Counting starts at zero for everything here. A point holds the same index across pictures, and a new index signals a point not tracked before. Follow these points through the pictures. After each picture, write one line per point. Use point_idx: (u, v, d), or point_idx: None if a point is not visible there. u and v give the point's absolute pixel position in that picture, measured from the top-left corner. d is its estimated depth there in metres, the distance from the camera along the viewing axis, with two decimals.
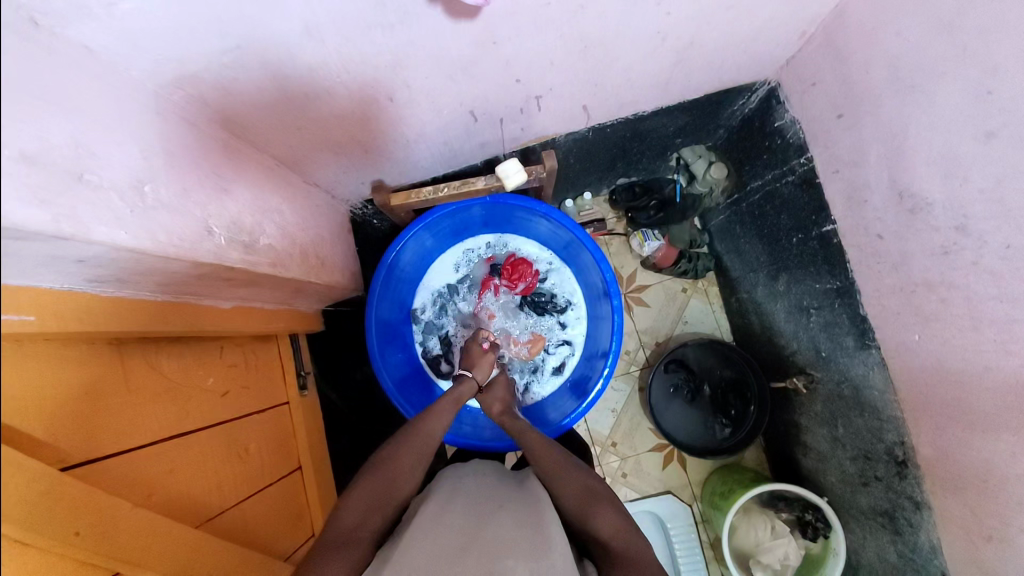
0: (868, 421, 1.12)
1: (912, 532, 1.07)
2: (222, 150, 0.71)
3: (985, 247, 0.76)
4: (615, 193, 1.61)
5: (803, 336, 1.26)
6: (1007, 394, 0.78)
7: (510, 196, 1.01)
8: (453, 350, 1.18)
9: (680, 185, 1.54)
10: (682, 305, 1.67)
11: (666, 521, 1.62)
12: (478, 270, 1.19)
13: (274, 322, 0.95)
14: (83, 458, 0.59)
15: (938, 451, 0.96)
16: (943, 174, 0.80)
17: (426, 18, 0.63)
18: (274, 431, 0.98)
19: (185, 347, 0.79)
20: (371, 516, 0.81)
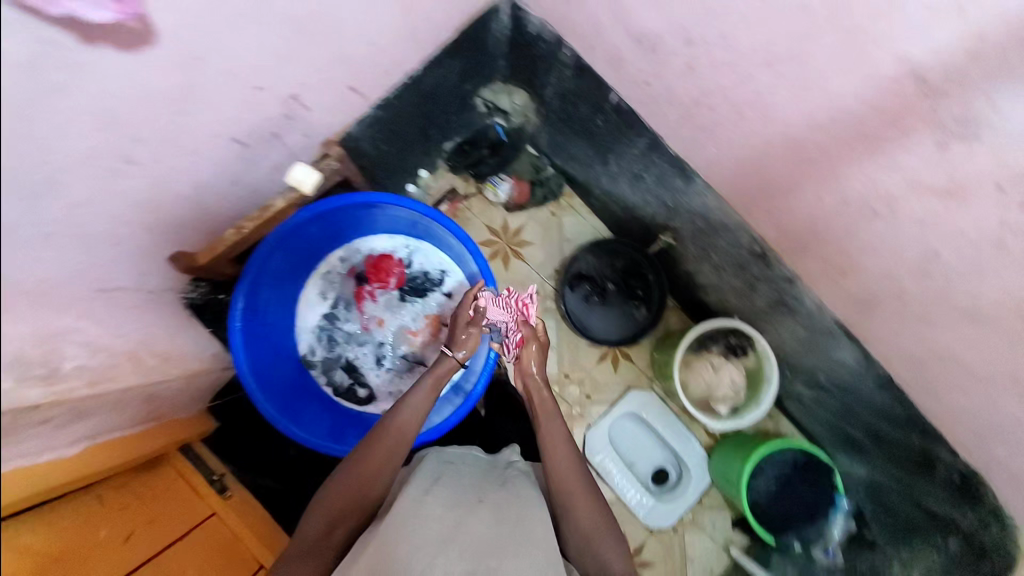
0: (725, 237, 1.26)
1: (799, 303, 1.23)
2: None
3: (712, 47, 0.89)
4: (450, 160, 1.68)
5: (649, 198, 1.38)
6: (795, 149, 0.94)
7: (322, 202, 0.98)
8: (362, 372, 1.14)
9: (502, 127, 1.64)
10: (559, 228, 1.77)
11: (641, 411, 1.76)
12: (345, 287, 1.16)
13: (141, 443, 0.89)
14: None
15: (778, 229, 1.13)
16: (653, 6, 0.92)
17: (102, 63, 0.60)
18: (215, 543, 0.92)
19: (57, 508, 0.70)
20: (336, 526, 0.87)
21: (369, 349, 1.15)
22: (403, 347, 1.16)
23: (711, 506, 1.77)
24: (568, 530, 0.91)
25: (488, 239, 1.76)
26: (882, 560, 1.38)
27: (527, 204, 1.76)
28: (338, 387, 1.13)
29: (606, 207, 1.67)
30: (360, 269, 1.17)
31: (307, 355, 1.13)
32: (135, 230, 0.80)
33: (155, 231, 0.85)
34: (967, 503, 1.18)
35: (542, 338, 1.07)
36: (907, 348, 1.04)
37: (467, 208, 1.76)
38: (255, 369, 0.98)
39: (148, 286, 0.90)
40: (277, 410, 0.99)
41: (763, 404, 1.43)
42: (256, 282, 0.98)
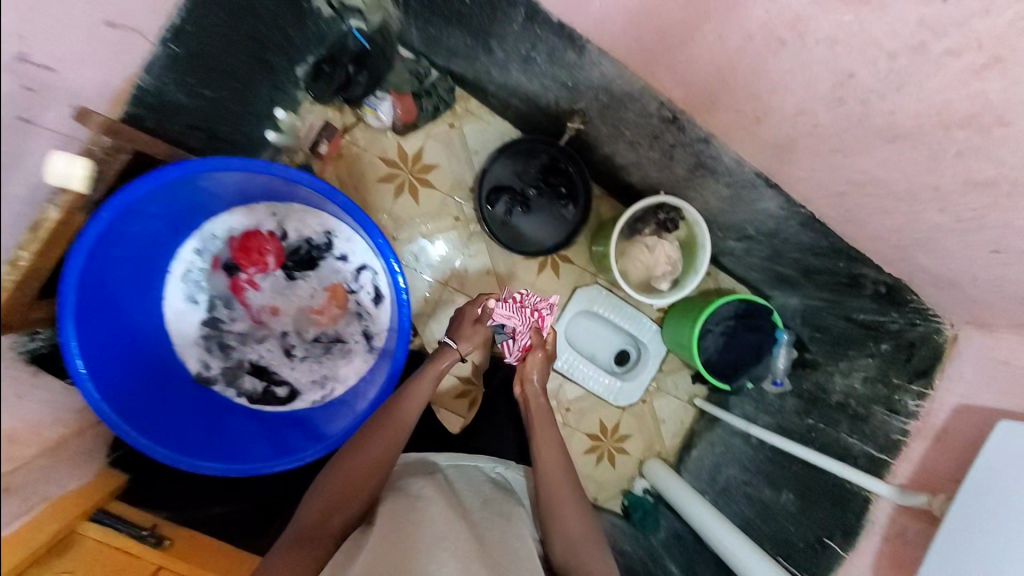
0: (633, 108, 1.15)
1: (717, 162, 1.16)
2: None
3: None
4: (311, 89, 1.41)
5: (547, 82, 1.21)
6: None
7: (123, 196, 0.83)
8: (272, 372, 1.08)
9: (362, 31, 1.36)
10: (462, 140, 1.58)
11: (590, 304, 1.76)
12: (217, 282, 1.07)
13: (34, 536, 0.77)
14: None
15: (684, 84, 1.02)
16: None
17: None
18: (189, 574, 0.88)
19: None
20: (336, 512, 0.90)
21: (270, 345, 1.09)
22: (309, 330, 1.11)
23: (671, 372, 1.88)
24: (555, 539, 0.97)
25: (387, 172, 1.56)
26: (826, 377, 1.48)
27: (418, 122, 1.53)
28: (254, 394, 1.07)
29: (507, 104, 1.49)
30: (227, 259, 1.08)
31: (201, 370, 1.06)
32: None
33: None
34: (893, 306, 1.24)
35: (546, 350, 1.16)
36: (829, 182, 0.99)
37: (353, 142, 1.53)
38: (139, 400, 0.94)
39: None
40: (176, 440, 0.95)
41: (700, 267, 1.43)
42: (105, 306, 0.90)
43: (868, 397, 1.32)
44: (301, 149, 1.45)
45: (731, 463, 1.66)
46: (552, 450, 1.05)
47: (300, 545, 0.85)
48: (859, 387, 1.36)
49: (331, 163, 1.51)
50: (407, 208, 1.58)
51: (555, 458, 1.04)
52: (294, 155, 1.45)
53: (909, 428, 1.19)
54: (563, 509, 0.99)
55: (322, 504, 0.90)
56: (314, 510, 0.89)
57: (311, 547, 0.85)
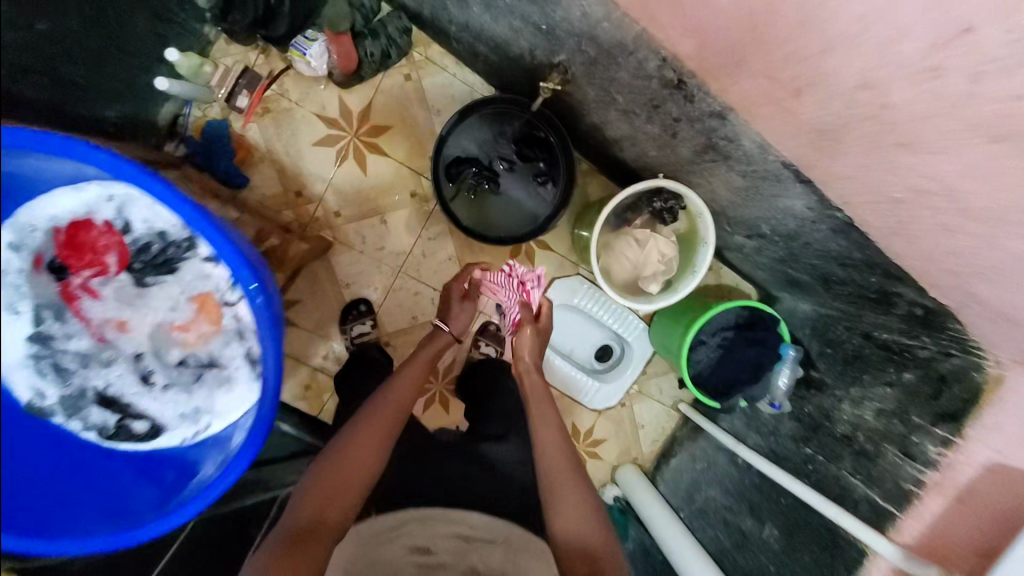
0: (627, 66, 0.87)
1: (733, 146, 0.89)
2: None
3: None
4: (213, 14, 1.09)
5: (519, 22, 0.95)
6: None
7: None
8: (129, 407, 0.80)
9: None
10: (420, 96, 1.29)
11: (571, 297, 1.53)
12: (41, 288, 0.75)
13: None
14: None
15: (697, 32, 0.73)
16: None
17: None
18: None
19: None
20: (328, 511, 0.86)
21: (123, 369, 0.80)
22: (172, 349, 0.81)
23: (656, 375, 1.68)
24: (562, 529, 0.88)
25: (327, 133, 1.27)
26: (832, 402, 1.27)
27: (363, 72, 1.21)
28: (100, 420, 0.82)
29: (474, 52, 1.19)
30: (53, 257, 0.75)
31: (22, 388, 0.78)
32: None
33: None
34: (924, 329, 0.99)
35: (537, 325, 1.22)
36: (880, 186, 0.74)
37: (282, 95, 1.23)
38: None
39: None
40: None
41: (700, 267, 1.18)
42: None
43: (881, 432, 1.11)
44: (218, 101, 1.19)
45: (712, 483, 1.50)
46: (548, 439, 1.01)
47: (300, 542, 0.81)
48: (871, 419, 1.15)
49: (255, 119, 1.22)
50: (352, 180, 1.31)
51: (552, 444, 1.00)
52: (208, 109, 1.19)
53: (924, 478, 0.95)
54: (564, 493, 0.92)
55: (312, 506, 0.86)
56: (306, 511, 0.86)
57: (304, 547, 0.80)
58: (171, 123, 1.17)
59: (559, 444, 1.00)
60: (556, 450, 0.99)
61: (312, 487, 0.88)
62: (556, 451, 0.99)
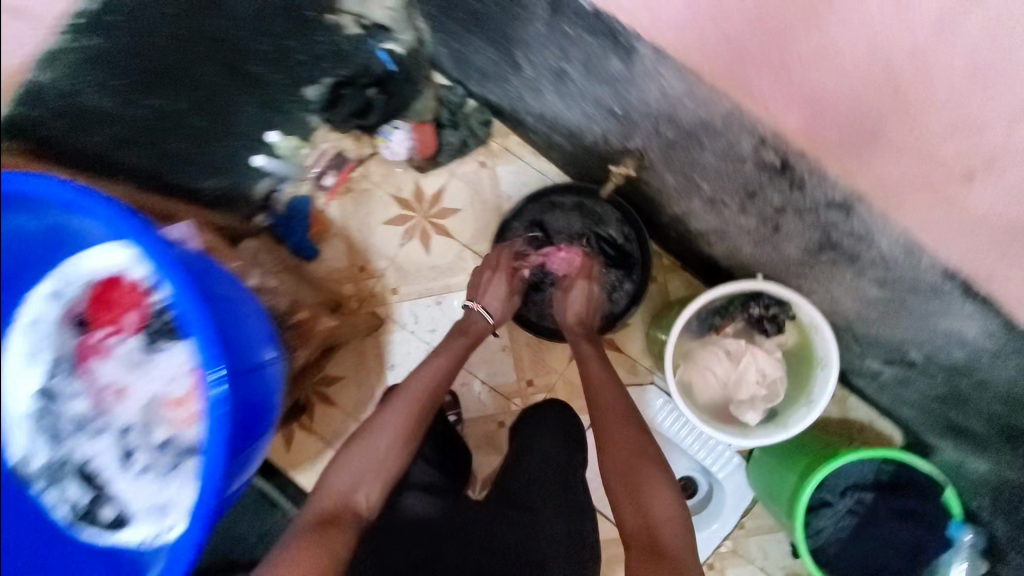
0: (714, 149, 0.71)
1: (864, 246, 0.68)
2: None
3: None
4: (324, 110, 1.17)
5: (589, 107, 0.85)
6: None
7: None
8: (101, 483, 0.66)
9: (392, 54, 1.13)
10: (492, 183, 1.26)
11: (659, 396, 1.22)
12: (62, 342, 0.67)
13: None
14: None
15: (807, 109, 0.57)
16: None
17: None
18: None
19: None
20: (354, 498, 0.80)
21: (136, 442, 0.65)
22: (156, 433, 0.65)
23: (760, 533, 1.25)
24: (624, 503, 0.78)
25: (397, 214, 1.28)
26: None
27: (441, 158, 1.25)
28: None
29: (548, 140, 1.13)
30: (82, 312, 0.68)
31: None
32: None
33: None
34: None
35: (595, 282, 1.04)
36: None
37: (366, 176, 1.29)
38: None
39: None
40: None
41: (818, 399, 0.89)
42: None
43: None
44: (307, 178, 1.25)
45: None
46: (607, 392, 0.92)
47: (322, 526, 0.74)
48: None
49: (338, 197, 1.29)
50: (414, 259, 1.28)
51: (611, 390, 0.92)
52: (299, 185, 1.25)
53: None
54: (645, 455, 0.82)
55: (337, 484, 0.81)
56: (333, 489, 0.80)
57: (325, 543, 0.72)
58: (266, 196, 1.22)
59: (619, 408, 0.89)
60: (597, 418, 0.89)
61: (341, 468, 0.82)
62: (617, 410, 0.89)
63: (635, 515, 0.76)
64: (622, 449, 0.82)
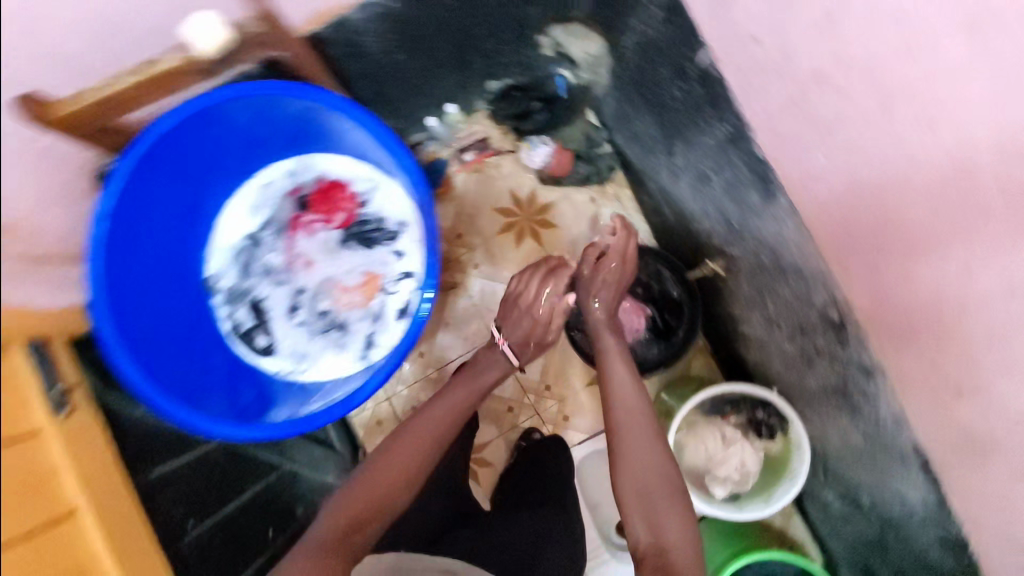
0: (794, 287, 0.91)
1: (869, 406, 0.88)
2: None
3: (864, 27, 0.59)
4: (492, 104, 1.37)
5: (711, 209, 1.04)
6: (944, 192, 0.60)
7: (248, 83, 0.68)
8: (268, 318, 0.86)
9: (567, 81, 1.32)
10: (595, 214, 1.47)
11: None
12: (282, 208, 0.87)
13: None
14: None
15: (876, 296, 0.76)
16: None
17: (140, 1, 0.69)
18: (37, 544, 0.79)
19: None
20: (357, 533, 0.83)
21: (307, 302, 0.87)
22: (324, 303, 0.87)
23: None
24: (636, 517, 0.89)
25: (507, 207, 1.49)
26: None
27: (563, 180, 1.46)
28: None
29: (658, 209, 1.33)
30: (306, 194, 0.88)
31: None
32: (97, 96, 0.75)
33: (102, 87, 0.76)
34: None
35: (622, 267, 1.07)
36: None
37: (496, 165, 1.49)
38: (141, 281, 0.75)
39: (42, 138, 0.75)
40: (141, 334, 0.73)
41: (774, 503, 1.08)
42: (180, 173, 0.77)
43: None
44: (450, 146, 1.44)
45: None
46: (620, 385, 0.99)
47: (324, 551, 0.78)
48: None
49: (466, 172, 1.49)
50: (503, 248, 1.48)
51: (626, 380, 1.00)
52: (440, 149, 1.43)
53: None
54: (644, 444, 0.94)
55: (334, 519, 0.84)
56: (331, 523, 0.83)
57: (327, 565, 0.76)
58: (414, 146, 1.41)
59: (627, 403, 0.97)
60: (615, 448, 0.95)
61: (342, 503, 0.86)
62: (629, 402, 0.97)
63: (648, 531, 0.87)
64: (639, 479, 0.91)
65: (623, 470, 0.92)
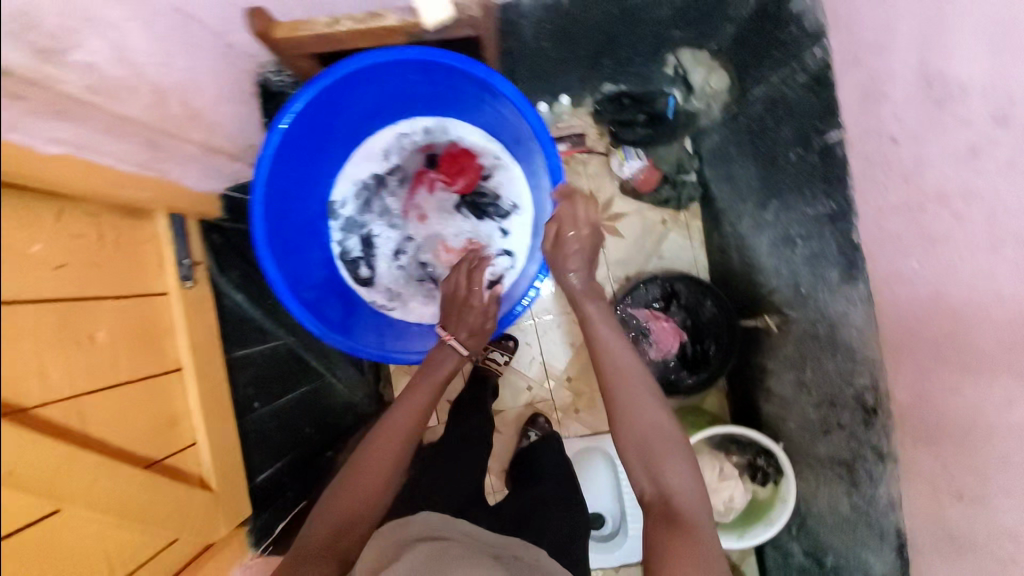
0: (840, 363, 1.00)
1: (870, 485, 0.98)
2: (177, 35, 0.72)
3: (991, 167, 0.64)
4: (599, 104, 1.41)
5: (784, 271, 1.13)
6: (1007, 333, 0.65)
7: (442, 53, 0.76)
8: (376, 253, 0.97)
9: (675, 101, 1.37)
10: (660, 238, 1.49)
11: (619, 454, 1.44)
12: (411, 160, 0.96)
13: (130, 191, 0.72)
14: (51, 403, 0.63)
15: (917, 396, 0.84)
16: (934, 99, 0.71)
17: None
18: (145, 407, 0.77)
19: (65, 313, 0.66)
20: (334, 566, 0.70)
21: (413, 250, 0.97)
22: (427, 255, 0.97)
23: None
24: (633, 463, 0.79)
25: None
26: None
27: (643, 196, 1.47)
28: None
29: (722, 250, 1.38)
30: (436, 153, 0.96)
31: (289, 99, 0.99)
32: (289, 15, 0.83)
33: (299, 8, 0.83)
34: None
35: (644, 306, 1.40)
36: None
37: None
38: (288, 194, 0.84)
39: (231, 38, 0.83)
40: (282, 242, 0.83)
41: (748, 538, 1.18)
42: (344, 110, 0.85)
43: None
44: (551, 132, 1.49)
45: None
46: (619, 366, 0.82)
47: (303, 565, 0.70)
48: None
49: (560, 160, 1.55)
50: None
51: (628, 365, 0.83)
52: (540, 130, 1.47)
53: None
54: (636, 403, 0.81)
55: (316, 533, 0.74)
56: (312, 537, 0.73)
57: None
58: None
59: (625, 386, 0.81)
60: (611, 401, 0.82)
61: (322, 513, 0.76)
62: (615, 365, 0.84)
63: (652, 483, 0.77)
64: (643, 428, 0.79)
65: (625, 427, 0.80)
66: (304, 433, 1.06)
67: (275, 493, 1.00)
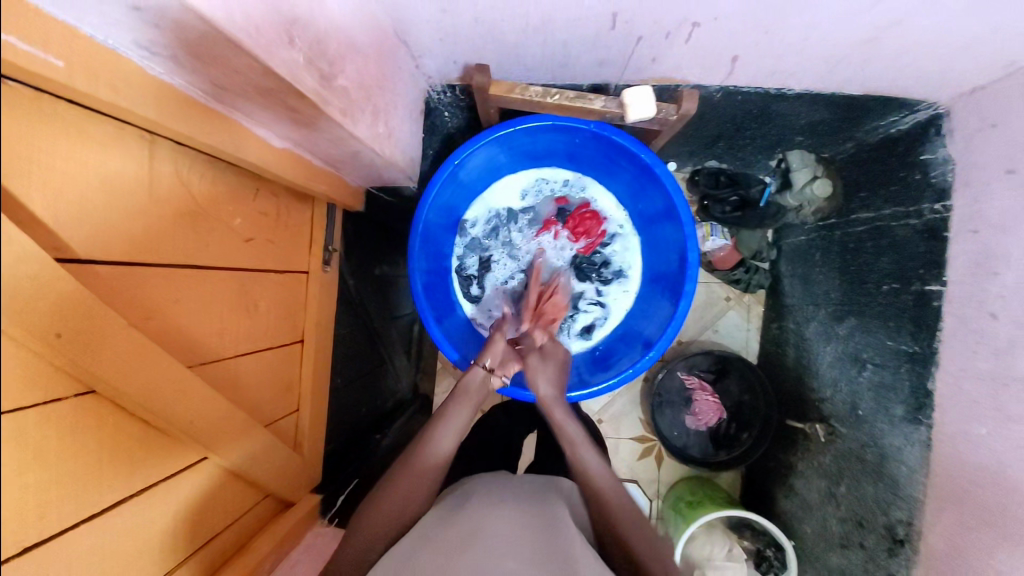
0: (879, 492, 1.06)
1: None
2: (390, 59, 0.81)
3: None
4: (698, 174, 1.43)
5: (843, 387, 1.20)
6: None
7: (617, 130, 0.87)
8: (489, 275, 1.06)
9: (769, 191, 1.37)
10: (719, 314, 1.53)
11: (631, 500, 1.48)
12: (545, 206, 1.05)
13: (312, 184, 0.82)
14: (217, 358, 0.71)
15: (949, 545, 0.90)
16: None
17: (583, 33, 0.82)
18: (275, 372, 0.85)
19: (239, 278, 0.74)
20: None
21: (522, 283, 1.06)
22: None
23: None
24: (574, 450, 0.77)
25: None
26: None
27: (716, 271, 1.49)
28: (402, 190, 1.11)
29: (774, 344, 1.46)
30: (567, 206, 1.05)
31: (439, 115, 1.08)
32: (484, 61, 0.91)
33: (498, 57, 0.90)
34: None
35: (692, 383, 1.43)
36: None
37: None
38: (438, 208, 0.95)
39: (421, 64, 0.92)
40: (425, 250, 0.95)
41: None
42: (508, 149, 0.96)
43: None
44: None
45: None
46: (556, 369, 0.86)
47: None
48: None
49: None
50: None
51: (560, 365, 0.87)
52: None
53: None
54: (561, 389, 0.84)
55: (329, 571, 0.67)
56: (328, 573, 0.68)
57: None
58: None
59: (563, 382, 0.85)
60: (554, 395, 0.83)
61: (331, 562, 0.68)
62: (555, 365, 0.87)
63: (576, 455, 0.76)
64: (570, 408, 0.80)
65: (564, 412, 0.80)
66: (362, 413, 1.11)
67: (336, 468, 1.04)
